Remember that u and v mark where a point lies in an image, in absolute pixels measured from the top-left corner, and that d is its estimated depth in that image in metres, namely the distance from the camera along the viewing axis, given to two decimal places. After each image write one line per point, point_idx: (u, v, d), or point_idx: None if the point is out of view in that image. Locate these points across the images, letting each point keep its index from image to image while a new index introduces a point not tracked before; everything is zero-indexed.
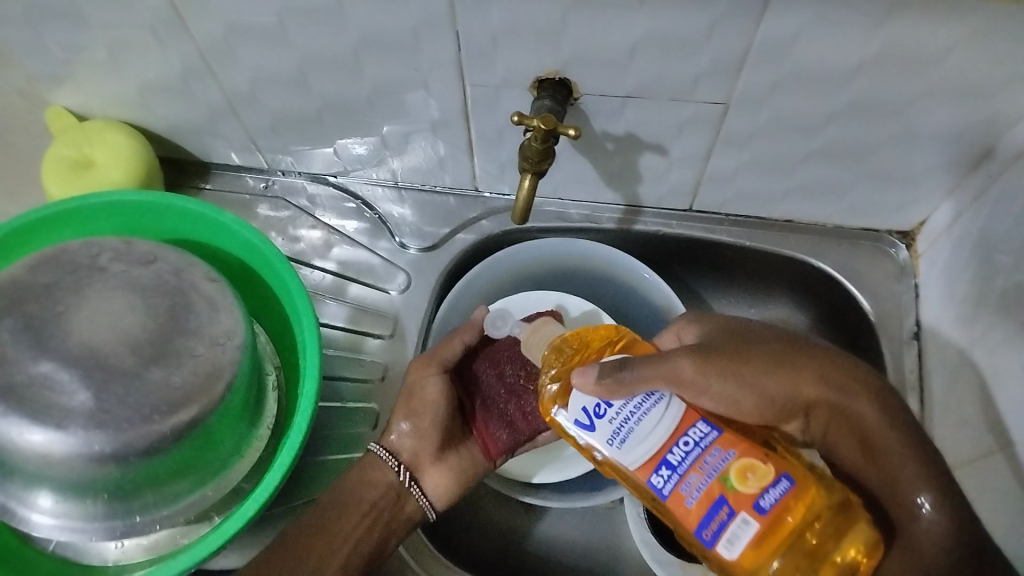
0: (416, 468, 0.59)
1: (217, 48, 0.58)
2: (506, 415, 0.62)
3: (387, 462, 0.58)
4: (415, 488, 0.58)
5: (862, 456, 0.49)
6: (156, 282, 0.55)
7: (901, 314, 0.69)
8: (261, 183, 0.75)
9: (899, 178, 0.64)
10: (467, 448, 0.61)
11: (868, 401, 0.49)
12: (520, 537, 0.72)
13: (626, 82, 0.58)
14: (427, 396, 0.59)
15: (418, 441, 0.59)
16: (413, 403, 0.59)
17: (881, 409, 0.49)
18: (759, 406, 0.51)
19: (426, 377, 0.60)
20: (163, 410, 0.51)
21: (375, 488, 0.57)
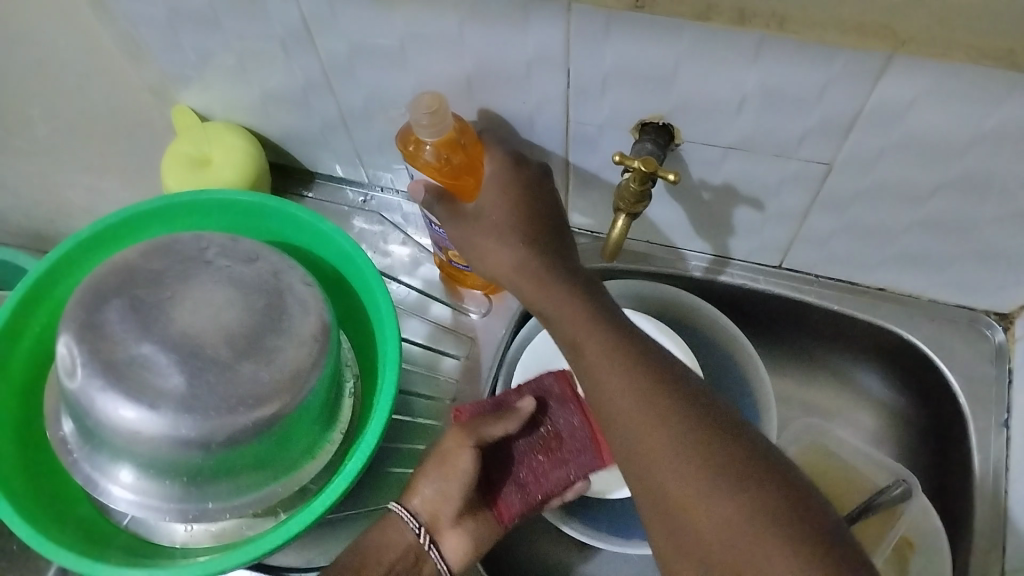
0: (434, 529, 0.58)
1: (338, 66, 0.61)
2: (518, 478, 0.61)
3: (407, 523, 0.58)
4: (434, 550, 0.58)
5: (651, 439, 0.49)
6: (256, 280, 0.58)
7: (993, 399, 0.66)
8: (361, 197, 0.78)
9: (1005, 259, 0.62)
10: (483, 514, 0.60)
11: (618, 379, 0.51)
12: (567, 573, 0.72)
13: (729, 135, 0.57)
14: (459, 463, 0.57)
15: (438, 505, 0.58)
16: (445, 469, 0.58)
17: (646, 402, 0.50)
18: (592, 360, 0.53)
19: (461, 445, 0.58)
20: (248, 403, 0.53)
21: (396, 548, 0.57)
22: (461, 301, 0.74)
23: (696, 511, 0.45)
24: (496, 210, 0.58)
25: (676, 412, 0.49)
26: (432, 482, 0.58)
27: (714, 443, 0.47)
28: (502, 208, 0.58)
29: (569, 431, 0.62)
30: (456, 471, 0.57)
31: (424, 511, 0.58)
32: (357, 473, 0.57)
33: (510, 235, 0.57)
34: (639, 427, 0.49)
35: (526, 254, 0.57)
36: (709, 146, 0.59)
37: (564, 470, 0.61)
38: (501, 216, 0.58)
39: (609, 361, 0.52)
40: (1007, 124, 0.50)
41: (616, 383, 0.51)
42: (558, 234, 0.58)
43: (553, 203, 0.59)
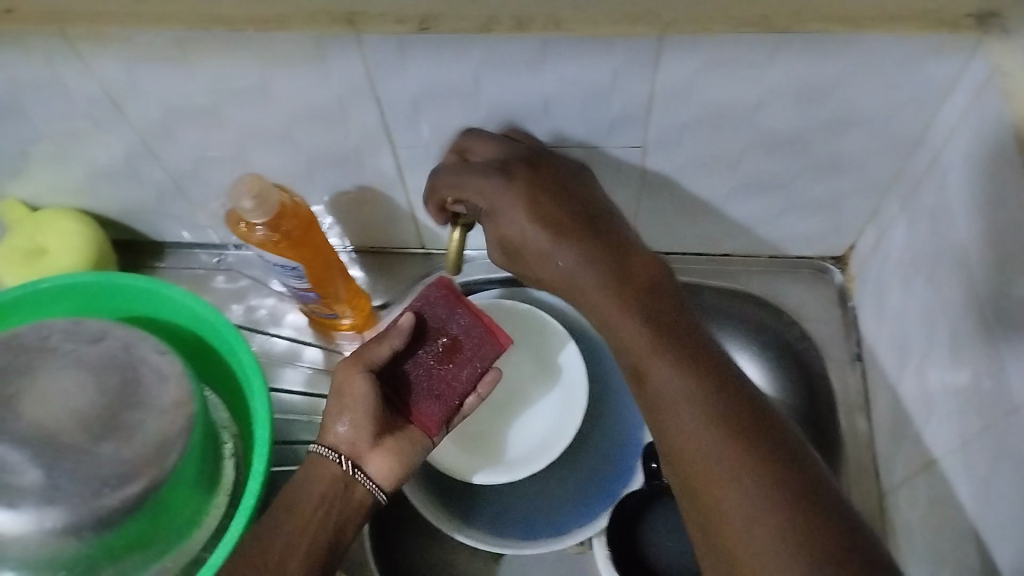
0: (357, 456, 0.57)
1: (156, 132, 0.62)
2: (432, 389, 0.59)
3: (329, 457, 0.56)
4: (360, 474, 0.56)
5: (701, 463, 0.45)
6: (106, 358, 0.57)
7: (841, 337, 0.71)
8: (215, 257, 0.78)
9: (823, 206, 0.66)
10: (404, 431, 0.58)
11: (689, 388, 0.47)
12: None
13: (544, 134, 0.60)
14: (354, 388, 0.57)
15: (347, 431, 0.57)
16: (345, 400, 0.57)
17: (703, 421, 0.46)
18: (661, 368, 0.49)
19: (353, 374, 0.57)
20: (114, 482, 0.52)
21: (319, 480, 0.55)
22: (333, 341, 0.75)
23: (735, 527, 0.43)
24: (530, 207, 0.53)
25: (722, 422, 0.46)
26: (339, 410, 0.57)
27: (767, 457, 0.44)
28: (537, 225, 0.53)
29: (465, 332, 0.60)
30: (354, 396, 0.57)
31: (338, 443, 0.57)
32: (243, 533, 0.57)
33: (559, 237, 0.53)
34: (686, 434, 0.46)
35: (587, 261, 0.52)
36: None
37: (473, 368, 0.60)
38: (530, 225, 0.53)
39: (666, 361, 0.48)
40: (784, 81, 0.53)
41: (667, 385, 0.48)
42: (614, 235, 0.54)
43: (569, 189, 0.55)
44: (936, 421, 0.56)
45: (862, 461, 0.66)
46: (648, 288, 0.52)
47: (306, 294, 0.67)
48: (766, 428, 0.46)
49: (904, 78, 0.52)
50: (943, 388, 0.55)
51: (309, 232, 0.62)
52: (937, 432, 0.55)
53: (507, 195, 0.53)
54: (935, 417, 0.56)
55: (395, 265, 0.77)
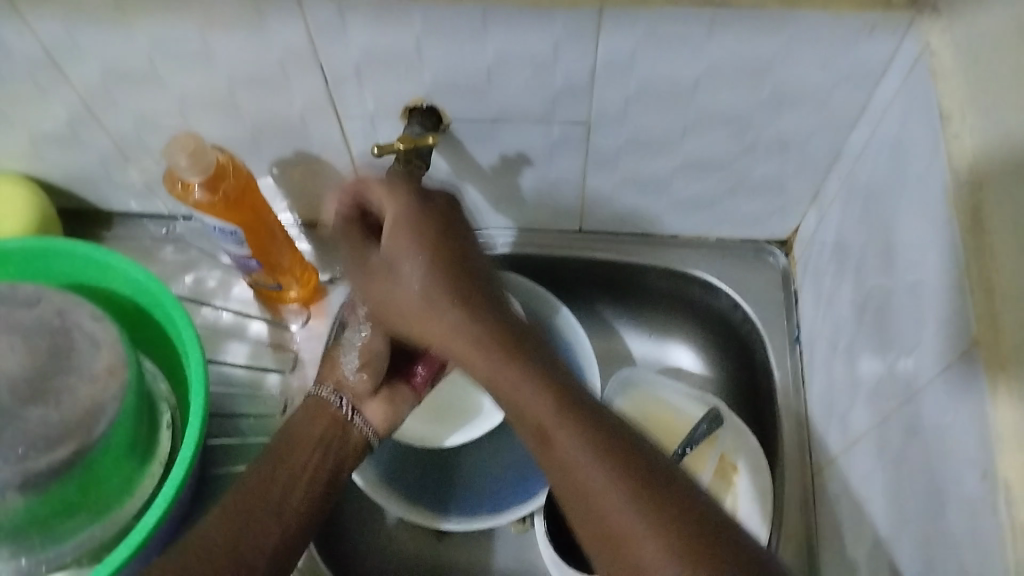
0: (357, 400, 0.60)
1: (98, 95, 0.61)
2: (424, 350, 0.65)
3: (329, 400, 0.60)
4: (358, 419, 0.60)
5: (579, 484, 0.47)
6: (39, 322, 0.56)
7: (783, 319, 0.72)
8: (162, 228, 0.77)
9: (766, 187, 0.67)
10: (398, 386, 0.63)
11: (548, 407, 0.50)
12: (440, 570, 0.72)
13: (488, 107, 0.60)
14: (366, 341, 0.62)
15: (352, 375, 0.61)
16: (353, 351, 0.62)
17: (581, 441, 0.48)
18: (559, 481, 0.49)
19: (367, 327, 0.62)
20: (39, 446, 0.52)
21: (318, 417, 0.59)
22: (281, 317, 0.75)
23: (619, 536, 0.45)
24: (411, 267, 0.54)
25: (599, 443, 0.48)
26: (344, 356, 0.62)
27: (626, 459, 0.47)
28: (415, 268, 0.54)
29: None
30: (362, 346, 0.62)
31: (338, 386, 0.61)
32: (171, 505, 0.56)
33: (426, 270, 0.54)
34: (583, 477, 0.47)
35: (474, 343, 0.53)
36: (476, 121, 0.62)
37: None
38: (418, 276, 0.54)
39: (573, 438, 0.49)
40: (721, 57, 0.54)
41: (528, 392, 0.51)
42: (473, 271, 0.55)
43: (450, 228, 0.56)
44: (862, 399, 0.57)
45: (796, 441, 0.67)
46: (497, 329, 0.54)
47: (247, 262, 0.66)
48: (620, 445, 0.48)
49: (838, 58, 0.53)
50: (868, 366, 0.56)
51: (246, 195, 0.62)
52: (861, 408, 0.57)
53: (394, 269, 0.55)
54: (862, 394, 0.57)
55: None
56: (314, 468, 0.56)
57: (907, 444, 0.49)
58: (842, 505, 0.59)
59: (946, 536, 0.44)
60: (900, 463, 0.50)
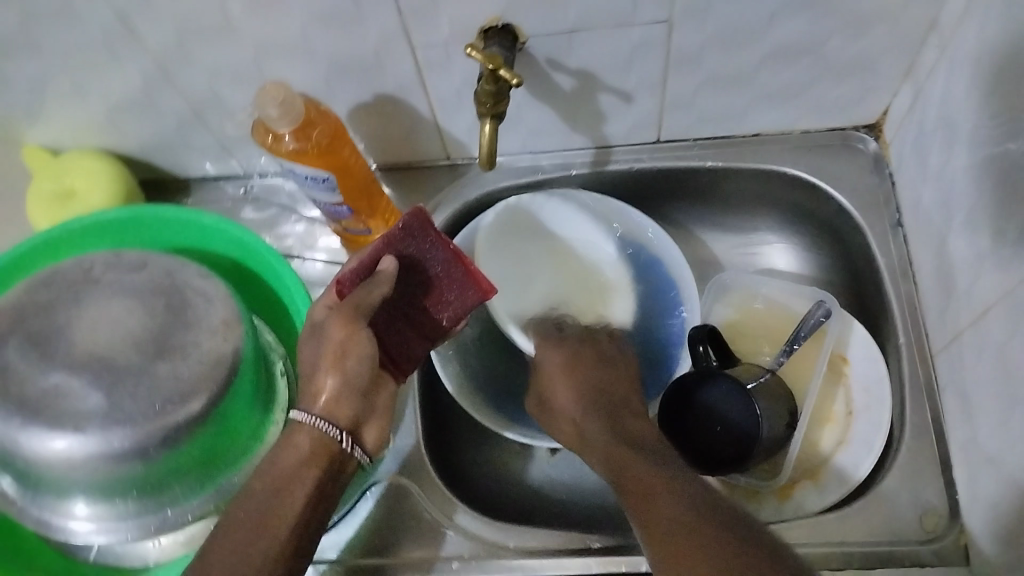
0: (357, 431, 0.52)
1: (171, 55, 0.60)
2: (404, 337, 0.57)
3: (329, 433, 0.50)
4: (359, 450, 0.52)
5: (681, 515, 0.45)
6: (152, 284, 0.56)
7: (882, 205, 0.70)
8: (240, 188, 0.78)
9: (855, 68, 0.64)
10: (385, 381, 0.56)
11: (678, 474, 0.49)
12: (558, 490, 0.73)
13: (567, 15, 0.58)
14: (358, 342, 0.52)
15: (343, 397, 0.51)
16: (342, 356, 0.51)
17: (695, 487, 0.48)
18: (680, 506, 0.46)
19: (354, 330, 0.52)
20: (175, 401, 0.52)
21: (316, 454, 0.50)
22: None
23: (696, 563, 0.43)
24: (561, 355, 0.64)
25: (708, 502, 0.46)
26: (335, 372, 0.51)
27: (706, 505, 0.46)
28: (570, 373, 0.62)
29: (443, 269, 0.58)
30: (353, 360, 0.52)
31: (326, 412, 0.51)
32: None
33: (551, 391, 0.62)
34: (673, 512, 0.46)
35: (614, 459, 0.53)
36: (552, 36, 0.60)
37: (450, 313, 0.58)
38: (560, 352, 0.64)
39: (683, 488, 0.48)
40: None
41: (653, 463, 0.50)
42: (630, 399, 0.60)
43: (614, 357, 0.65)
44: (988, 270, 0.55)
45: (911, 327, 0.65)
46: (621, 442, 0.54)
47: (339, 209, 0.65)
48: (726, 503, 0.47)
49: None
50: (992, 238, 0.54)
51: (337, 141, 0.60)
52: (985, 283, 0.55)
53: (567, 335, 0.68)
54: (985, 264, 0.55)
55: (423, 178, 0.77)
56: (308, 509, 0.49)
57: None
58: (968, 384, 0.58)
59: None
60: None
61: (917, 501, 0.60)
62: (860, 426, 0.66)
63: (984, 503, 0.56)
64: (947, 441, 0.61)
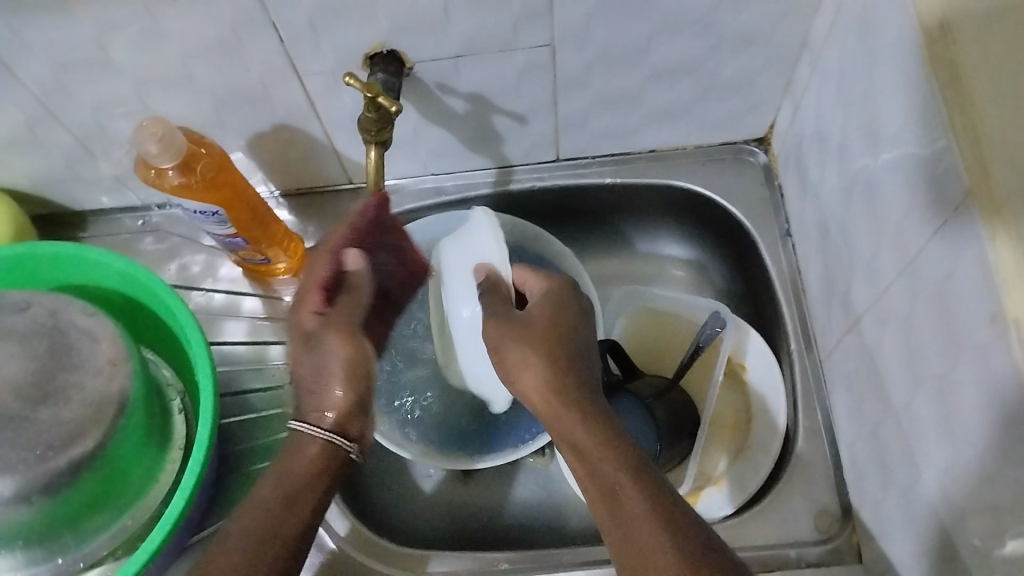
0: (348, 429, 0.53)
1: (50, 90, 0.59)
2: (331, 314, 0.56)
3: (342, 445, 0.52)
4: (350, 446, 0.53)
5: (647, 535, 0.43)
6: (33, 326, 0.55)
7: (772, 216, 0.72)
8: (138, 220, 0.76)
9: (737, 84, 0.66)
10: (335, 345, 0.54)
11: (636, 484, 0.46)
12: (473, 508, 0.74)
13: (450, 41, 0.59)
14: (345, 347, 0.54)
15: (352, 412, 0.54)
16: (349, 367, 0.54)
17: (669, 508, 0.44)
18: (654, 530, 0.43)
19: (348, 341, 0.55)
20: (58, 446, 0.51)
21: (326, 466, 0.52)
22: (274, 289, 0.74)
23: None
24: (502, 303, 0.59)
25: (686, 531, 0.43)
26: (350, 386, 0.53)
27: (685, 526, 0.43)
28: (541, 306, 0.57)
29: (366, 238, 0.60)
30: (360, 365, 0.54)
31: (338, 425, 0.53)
32: (195, 485, 0.57)
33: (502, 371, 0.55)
34: (642, 534, 0.43)
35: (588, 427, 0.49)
36: (437, 61, 0.60)
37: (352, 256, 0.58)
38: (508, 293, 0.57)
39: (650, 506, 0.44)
40: None
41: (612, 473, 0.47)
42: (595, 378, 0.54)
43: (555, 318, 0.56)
44: (861, 276, 0.57)
45: (802, 334, 0.67)
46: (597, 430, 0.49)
47: (233, 240, 0.65)
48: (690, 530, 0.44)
49: None
50: (861, 246, 0.57)
51: (223, 174, 0.60)
52: (860, 290, 0.57)
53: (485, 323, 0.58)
54: (859, 273, 0.57)
55: (326, 203, 0.76)
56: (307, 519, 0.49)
57: (913, 309, 0.49)
58: (851, 387, 0.60)
59: (959, 393, 0.45)
60: (907, 329, 0.50)
61: (811, 504, 0.62)
62: (760, 431, 0.68)
63: (870, 502, 0.58)
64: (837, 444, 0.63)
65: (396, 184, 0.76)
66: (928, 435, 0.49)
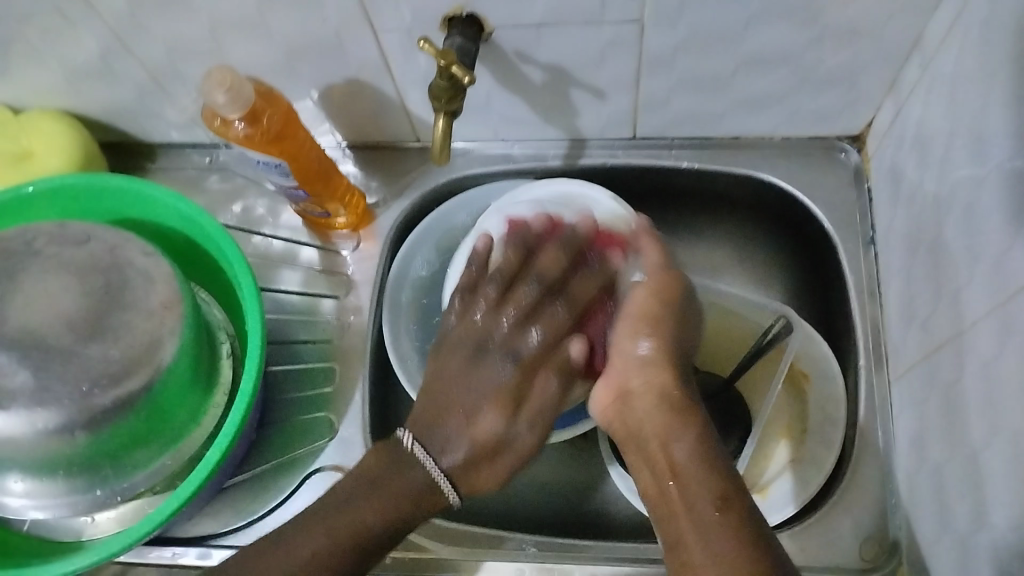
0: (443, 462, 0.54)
1: (126, 22, 0.59)
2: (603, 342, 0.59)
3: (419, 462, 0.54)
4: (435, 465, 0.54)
5: (682, 493, 0.48)
6: (91, 261, 0.55)
7: (857, 221, 0.68)
8: (206, 157, 0.76)
9: (836, 78, 0.62)
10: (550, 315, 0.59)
11: (687, 438, 0.50)
12: (508, 488, 0.73)
13: (534, 8, 0.55)
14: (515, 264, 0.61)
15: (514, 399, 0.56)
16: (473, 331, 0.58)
17: (704, 459, 0.48)
18: (701, 462, 0.48)
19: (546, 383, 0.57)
20: (104, 384, 0.52)
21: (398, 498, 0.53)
22: (332, 242, 0.73)
23: (701, 521, 0.46)
24: (645, 326, 0.55)
25: (714, 466, 0.48)
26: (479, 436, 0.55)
27: (714, 452, 0.49)
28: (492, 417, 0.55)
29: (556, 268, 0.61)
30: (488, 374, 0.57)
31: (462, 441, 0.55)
32: (235, 435, 0.57)
33: (453, 445, 0.55)
34: (681, 476, 0.48)
35: (651, 376, 0.53)
36: (519, 28, 0.57)
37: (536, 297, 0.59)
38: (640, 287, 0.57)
39: (682, 448, 0.49)
40: None
41: (662, 413, 0.51)
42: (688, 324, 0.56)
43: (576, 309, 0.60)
44: (948, 301, 0.53)
45: (873, 352, 0.64)
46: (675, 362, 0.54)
47: (296, 193, 0.65)
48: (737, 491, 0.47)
49: None
50: (951, 273, 0.52)
51: (288, 129, 0.60)
52: (943, 317, 0.53)
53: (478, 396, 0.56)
54: (944, 297, 0.53)
55: (392, 159, 0.75)
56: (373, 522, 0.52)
57: (1000, 350, 0.45)
58: (919, 414, 0.57)
59: None
60: (993, 371, 0.46)
61: (859, 530, 0.59)
62: (811, 444, 0.65)
63: (923, 537, 0.55)
64: (894, 472, 0.60)
65: (464, 146, 0.74)
66: (996, 482, 0.45)
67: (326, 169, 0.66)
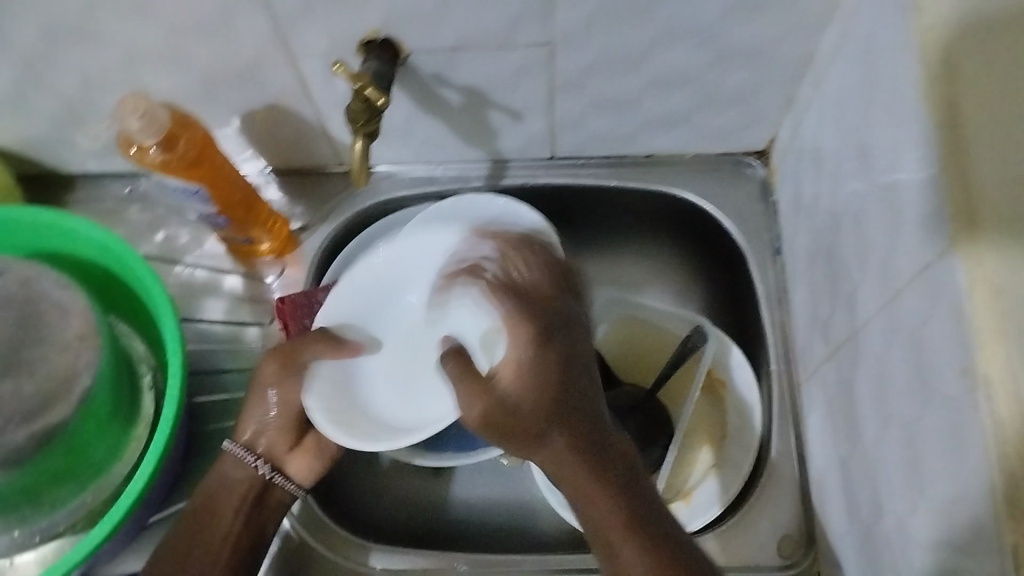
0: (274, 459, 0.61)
1: (36, 53, 0.58)
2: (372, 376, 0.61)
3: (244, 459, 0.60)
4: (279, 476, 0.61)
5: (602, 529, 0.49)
6: (1, 294, 0.54)
7: (766, 232, 0.71)
8: (125, 187, 0.75)
9: (739, 96, 0.65)
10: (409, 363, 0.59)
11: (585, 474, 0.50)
12: (438, 507, 0.73)
13: (446, 33, 0.57)
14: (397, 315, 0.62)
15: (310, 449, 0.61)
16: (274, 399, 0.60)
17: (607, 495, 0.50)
18: (603, 496, 0.50)
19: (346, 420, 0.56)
20: (16, 420, 0.51)
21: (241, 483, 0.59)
22: (255, 270, 0.73)
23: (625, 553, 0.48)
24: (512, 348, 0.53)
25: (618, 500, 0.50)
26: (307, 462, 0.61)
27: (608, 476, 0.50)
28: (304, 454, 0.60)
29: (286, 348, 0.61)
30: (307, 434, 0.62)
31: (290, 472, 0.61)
32: (156, 467, 0.56)
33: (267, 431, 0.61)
34: (594, 512, 0.50)
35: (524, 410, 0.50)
36: (432, 52, 0.59)
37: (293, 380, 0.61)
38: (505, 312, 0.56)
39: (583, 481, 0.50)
40: None
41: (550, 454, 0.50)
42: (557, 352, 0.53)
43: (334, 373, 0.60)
44: (849, 305, 0.56)
45: (786, 358, 0.66)
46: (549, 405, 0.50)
47: (216, 219, 0.65)
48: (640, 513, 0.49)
49: None
50: (849, 279, 0.55)
51: (205, 153, 0.60)
52: (844, 320, 0.56)
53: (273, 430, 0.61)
54: (845, 302, 0.56)
55: (315, 184, 0.75)
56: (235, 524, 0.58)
57: (894, 348, 0.48)
58: (827, 415, 0.59)
59: (929, 443, 0.43)
60: (889, 369, 0.49)
61: (778, 530, 0.61)
62: (731, 450, 0.67)
63: (834, 533, 0.57)
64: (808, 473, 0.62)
65: (387, 170, 0.74)
66: (894, 475, 0.48)
67: (249, 194, 0.66)
